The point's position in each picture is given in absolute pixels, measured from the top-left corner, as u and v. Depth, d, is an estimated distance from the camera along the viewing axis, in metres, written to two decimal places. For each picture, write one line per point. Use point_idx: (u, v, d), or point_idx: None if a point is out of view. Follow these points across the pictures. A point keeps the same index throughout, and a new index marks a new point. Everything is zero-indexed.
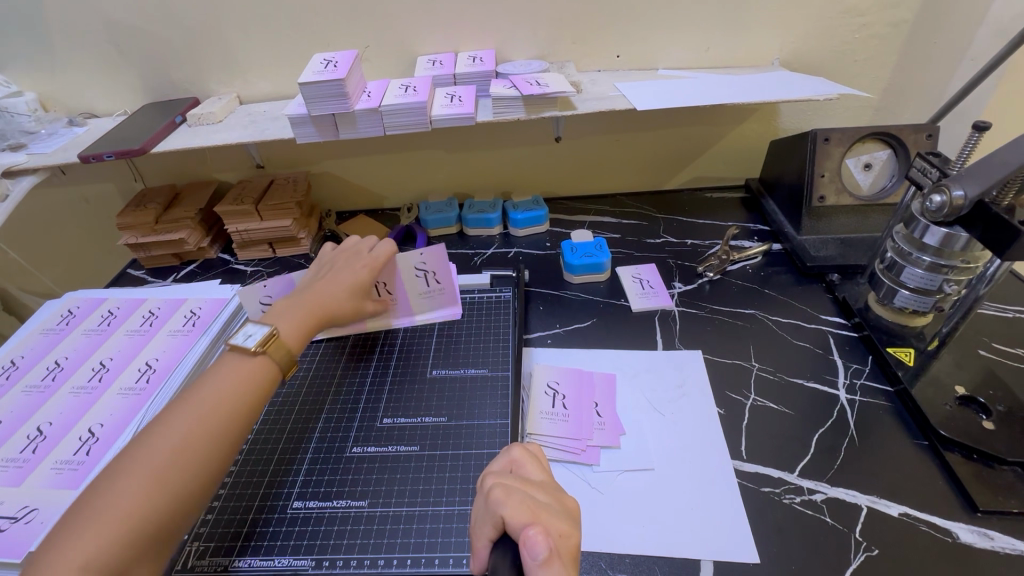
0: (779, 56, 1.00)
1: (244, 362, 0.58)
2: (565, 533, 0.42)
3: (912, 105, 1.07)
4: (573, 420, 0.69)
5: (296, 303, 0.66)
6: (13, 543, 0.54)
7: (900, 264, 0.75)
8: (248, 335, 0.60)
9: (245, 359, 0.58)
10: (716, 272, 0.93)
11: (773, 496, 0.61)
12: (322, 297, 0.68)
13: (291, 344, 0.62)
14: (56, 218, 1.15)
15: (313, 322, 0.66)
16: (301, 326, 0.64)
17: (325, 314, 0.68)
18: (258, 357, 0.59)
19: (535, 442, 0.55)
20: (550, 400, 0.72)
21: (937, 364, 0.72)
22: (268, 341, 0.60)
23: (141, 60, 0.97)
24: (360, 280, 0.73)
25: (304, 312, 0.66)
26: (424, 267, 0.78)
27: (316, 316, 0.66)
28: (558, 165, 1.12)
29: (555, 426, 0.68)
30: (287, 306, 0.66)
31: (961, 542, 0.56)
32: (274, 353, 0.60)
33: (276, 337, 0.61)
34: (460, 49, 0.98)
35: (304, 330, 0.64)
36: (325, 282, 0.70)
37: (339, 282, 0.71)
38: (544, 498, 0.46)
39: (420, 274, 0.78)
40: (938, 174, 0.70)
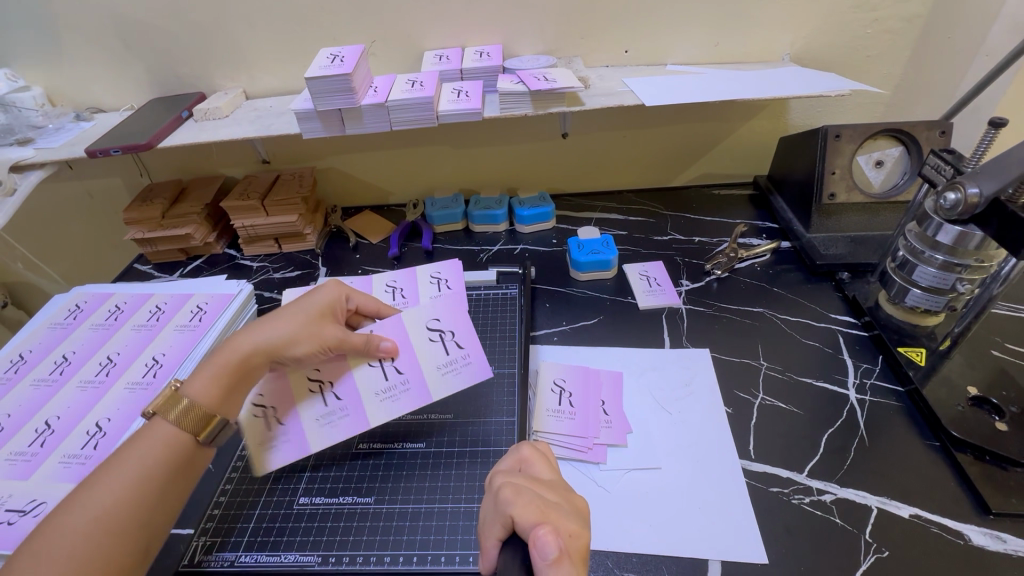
0: (789, 51, 0.99)
1: (148, 429, 0.53)
2: (574, 534, 0.42)
3: (924, 102, 1.05)
4: (580, 418, 0.69)
5: (207, 361, 0.58)
6: (22, 536, 0.55)
7: (912, 262, 0.74)
8: (156, 395, 0.56)
9: (146, 426, 0.53)
10: (724, 270, 0.93)
11: (782, 496, 0.60)
12: (226, 353, 0.57)
13: (202, 402, 0.54)
14: (63, 213, 1.15)
15: (220, 378, 0.56)
16: (210, 382, 0.55)
17: (238, 358, 0.57)
18: (156, 418, 0.54)
19: (543, 441, 0.55)
20: (557, 397, 0.72)
21: (948, 364, 0.71)
22: (164, 400, 0.54)
23: (147, 55, 0.97)
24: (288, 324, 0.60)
25: (209, 367, 0.57)
26: (438, 326, 0.63)
27: (223, 369, 0.56)
28: (564, 161, 1.12)
29: (562, 424, 0.68)
30: (206, 362, 0.59)
31: (973, 544, 0.55)
32: (171, 411, 0.53)
33: (178, 391, 0.55)
34: (467, 44, 0.98)
35: (213, 386, 0.55)
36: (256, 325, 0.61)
37: (270, 325, 0.60)
38: (553, 497, 0.45)
39: (434, 335, 0.63)
40: (953, 172, 0.69)
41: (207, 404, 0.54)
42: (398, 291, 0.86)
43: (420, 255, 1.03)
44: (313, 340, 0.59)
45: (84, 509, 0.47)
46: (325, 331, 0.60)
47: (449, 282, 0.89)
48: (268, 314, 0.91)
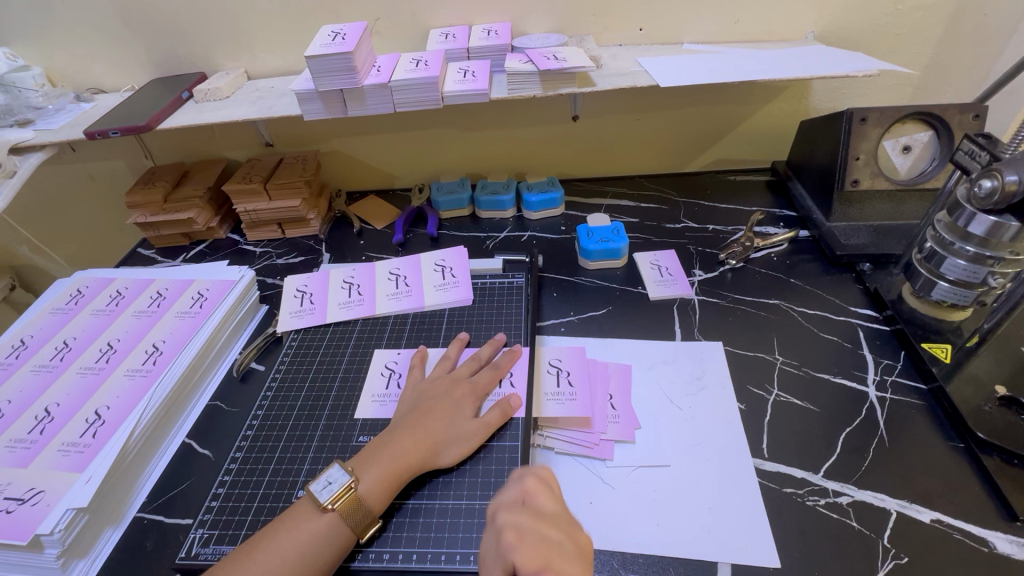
0: (813, 29, 0.93)
1: (312, 521, 0.52)
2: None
3: (954, 85, 1.00)
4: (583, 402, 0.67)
5: (373, 453, 0.58)
6: (19, 525, 0.54)
7: (940, 254, 0.71)
8: (327, 484, 0.54)
9: (315, 516, 0.53)
10: (739, 260, 0.89)
11: (796, 497, 0.58)
12: (398, 449, 0.58)
13: (368, 504, 0.54)
14: (66, 195, 1.14)
15: (393, 480, 0.56)
16: (381, 482, 0.55)
17: (408, 473, 0.57)
18: (328, 515, 0.52)
19: (546, 469, 0.52)
20: (554, 379, 0.70)
21: (974, 361, 0.68)
22: (343, 497, 0.53)
23: (146, 33, 0.95)
24: (452, 432, 0.60)
25: (384, 460, 0.57)
26: (558, 364, 0.73)
27: (396, 470, 0.56)
28: (574, 145, 1.08)
29: (562, 407, 0.66)
30: (371, 448, 0.59)
31: (998, 551, 0.53)
32: (346, 512, 0.53)
33: (355, 491, 0.54)
34: (473, 22, 0.94)
35: (384, 489, 0.55)
36: (426, 414, 0.61)
37: (453, 419, 0.61)
38: (558, 540, 0.44)
39: (552, 370, 0.72)
40: (989, 158, 0.64)
41: (375, 507, 0.54)
42: (403, 279, 0.86)
43: (425, 241, 1.00)
44: (473, 442, 0.60)
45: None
46: (480, 421, 0.62)
47: (454, 271, 0.86)
48: (270, 301, 0.89)
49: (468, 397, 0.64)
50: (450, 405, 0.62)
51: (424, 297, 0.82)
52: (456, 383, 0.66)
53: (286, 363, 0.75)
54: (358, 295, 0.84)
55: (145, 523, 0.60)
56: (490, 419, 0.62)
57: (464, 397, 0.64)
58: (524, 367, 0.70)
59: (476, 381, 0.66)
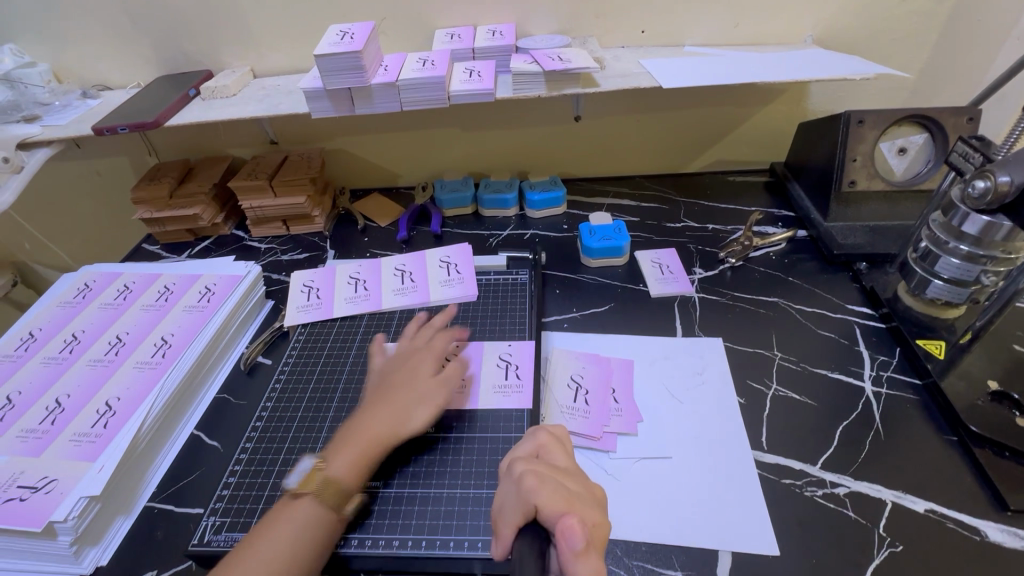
0: (812, 32, 0.95)
1: (291, 508, 0.54)
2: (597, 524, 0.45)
3: (950, 88, 1.02)
4: (597, 418, 0.67)
5: (339, 435, 0.60)
6: (32, 512, 0.55)
7: (935, 253, 0.73)
8: (298, 472, 0.59)
9: (292, 503, 0.55)
10: (738, 259, 0.91)
11: (794, 488, 0.60)
12: (363, 424, 0.60)
13: (341, 480, 0.56)
14: (70, 192, 1.15)
15: (365, 457, 0.58)
16: (354, 461, 0.57)
17: (382, 446, 0.59)
18: (301, 499, 0.55)
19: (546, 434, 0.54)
20: (572, 394, 0.69)
21: (968, 357, 0.70)
22: (310, 479, 0.56)
23: (154, 31, 0.95)
24: (415, 403, 0.62)
25: (350, 439, 0.59)
26: (580, 380, 0.71)
27: (363, 446, 0.58)
28: (577, 145, 1.09)
29: (578, 424, 0.66)
30: (342, 432, 0.60)
31: (989, 540, 0.54)
32: (315, 491, 0.55)
33: (321, 471, 0.57)
34: (479, 22, 0.95)
35: (356, 466, 0.57)
36: (386, 389, 0.64)
37: (415, 383, 0.64)
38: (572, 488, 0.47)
39: (573, 385, 0.71)
40: (982, 160, 0.66)
41: (353, 484, 0.56)
42: (409, 275, 0.87)
43: (429, 238, 1.02)
44: (440, 399, 0.63)
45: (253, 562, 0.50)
46: (439, 379, 0.65)
47: (458, 267, 0.87)
48: (276, 296, 0.90)
49: (425, 364, 0.67)
50: (408, 376, 0.65)
51: (429, 293, 0.84)
52: (413, 352, 0.69)
53: (294, 357, 0.76)
54: (364, 290, 0.85)
55: (156, 512, 0.61)
56: (450, 375, 0.66)
57: (423, 362, 0.67)
58: (526, 358, 0.72)
59: (432, 353, 0.69)
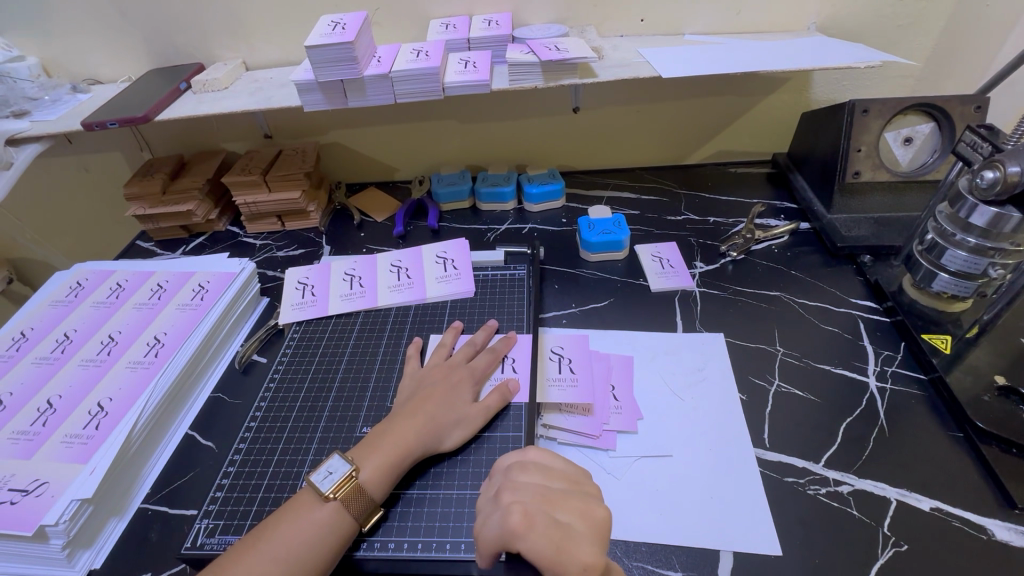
0: (816, 19, 0.93)
1: (315, 510, 0.52)
2: (590, 564, 0.42)
3: (957, 76, 0.99)
4: (583, 385, 0.67)
5: (372, 442, 0.58)
6: (23, 515, 0.54)
7: (941, 246, 0.71)
8: (328, 474, 0.54)
9: (318, 506, 0.53)
10: (740, 252, 0.89)
11: (797, 487, 0.59)
12: (398, 435, 0.58)
13: (370, 491, 0.54)
14: (63, 188, 1.13)
15: (392, 466, 0.56)
16: (381, 469, 0.55)
17: (409, 458, 0.57)
18: (330, 504, 0.52)
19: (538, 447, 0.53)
20: (556, 365, 0.71)
21: (974, 352, 0.68)
22: (345, 487, 0.53)
23: (142, 23, 0.93)
24: (451, 419, 0.60)
25: (382, 449, 0.57)
26: (560, 352, 0.73)
27: (396, 456, 0.56)
28: (575, 137, 1.08)
29: (565, 392, 0.66)
30: (371, 437, 0.58)
31: (996, 539, 0.53)
32: (348, 501, 0.53)
33: (356, 480, 0.54)
34: (474, 12, 0.93)
35: (383, 475, 0.55)
36: (425, 399, 0.62)
37: (453, 403, 0.62)
38: (564, 520, 0.45)
39: (555, 357, 0.72)
40: (991, 149, 0.64)
41: (378, 496, 0.55)
42: (404, 272, 0.86)
43: (426, 233, 1.00)
44: (474, 423, 0.61)
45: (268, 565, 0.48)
46: (479, 405, 0.62)
47: (456, 263, 0.86)
48: (271, 293, 0.89)
49: (466, 380, 0.65)
50: (449, 388, 0.63)
51: (425, 289, 0.82)
52: (453, 369, 0.66)
53: (288, 356, 0.75)
54: (359, 287, 0.84)
55: (149, 514, 0.60)
56: (490, 402, 0.63)
57: (463, 381, 0.64)
58: (524, 350, 0.71)
59: (474, 365, 0.67)
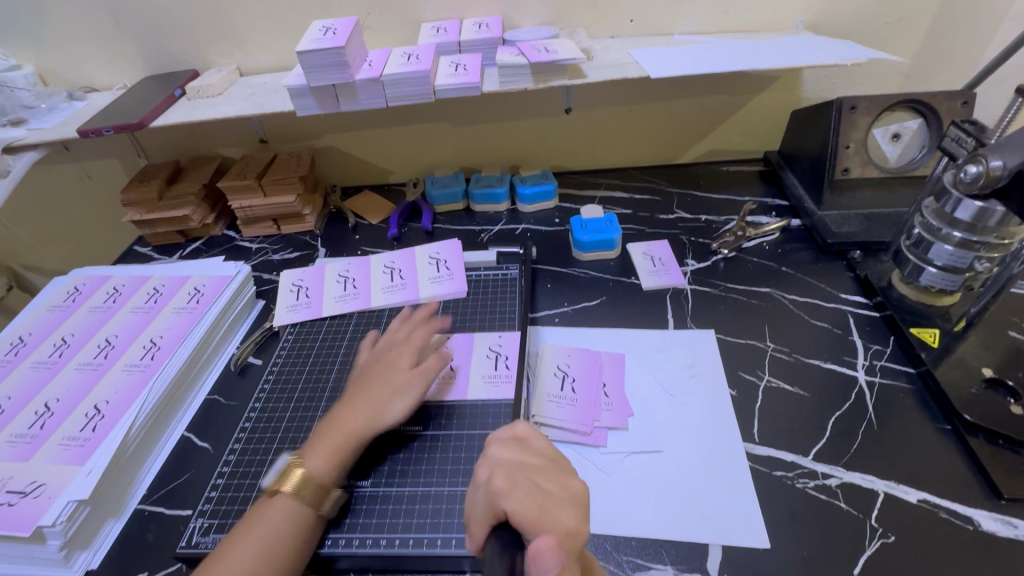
0: (804, 18, 0.94)
1: (304, 505, 0.53)
2: (572, 530, 0.38)
3: (946, 72, 1.00)
4: (582, 404, 0.67)
5: (315, 434, 0.59)
6: (21, 516, 0.55)
7: (928, 240, 0.72)
8: (278, 471, 0.56)
9: (308, 501, 0.53)
10: (731, 249, 0.90)
11: (786, 480, 0.59)
12: (333, 421, 0.59)
13: None
14: (60, 195, 1.14)
15: None
16: None
17: (354, 441, 0.58)
18: (319, 498, 0.53)
19: (523, 422, 0.49)
20: (558, 382, 0.70)
21: (963, 345, 0.69)
22: (330, 481, 0.54)
23: (137, 30, 0.94)
24: None
25: (319, 437, 0.58)
26: (565, 369, 0.72)
27: None
28: (567, 138, 1.09)
29: (564, 411, 0.66)
30: (316, 430, 0.60)
31: (982, 529, 0.54)
32: None
33: (303, 469, 0.55)
34: (465, 15, 0.94)
35: None
36: (413, 395, 0.62)
37: None
38: (548, 488, 0.42)
39: (559, 373, 0.71)
40: (975, 144, 0.65)
41: (330, 480, 0.56)
42: (397, 272, 0.87)
43: (420, 235, 1.01)
44: (416, 391, 0.63)
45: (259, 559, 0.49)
46: (417, 371, 0.64)
47: (448, 264, 0.87)
48: (267, 296, 0.90)
49: None
50: None
51: (419, 290, 0.83)
52: (392, 347, 0.68)
53: (283, 356, 0.76)
54: (353, 288, 0.85)
55: (146, 514, 0.61)
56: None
57: (454, 376, 0.65)
58: (516, 347, 0.72)
59: None
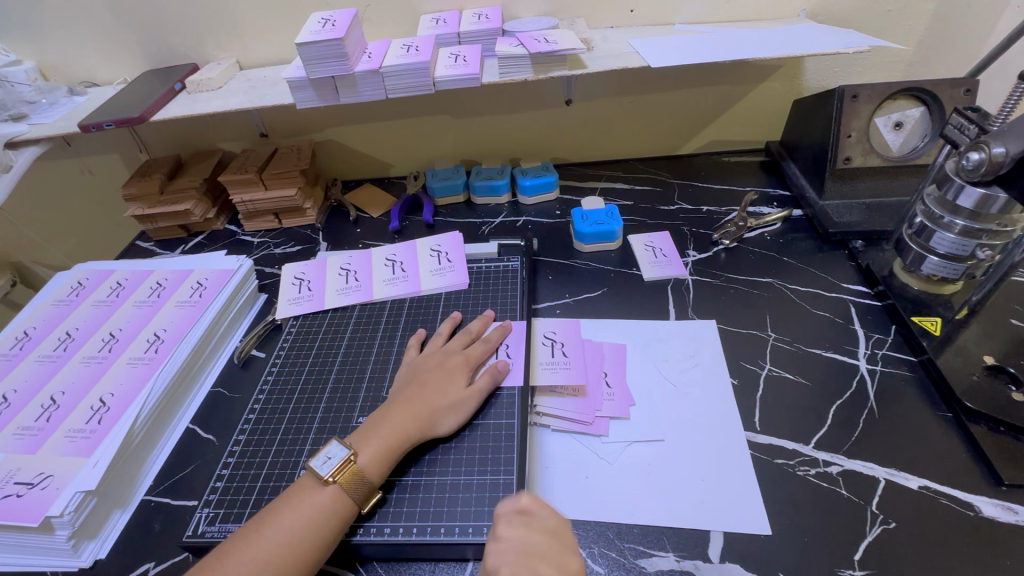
0: (805, 7, 0.93)
1: (315, 495, 0.53)
2: None
3: (948, 59, 1.00)
4: (573, 368, 0.69)
5: (371, 427, 0.59)
6: (30, 506, 0.56)
7: (930, 228, 0.71)
8: (327, 459, 0.55)
9: (319, 491, 0.53)
10: (732, 240, 0.90)
11: (787, 468, 0.60)
12: (396, 420, 0.59)
13: (367, 474, 0.55)
14: (63, 190, 1.15)
15: (391, 453, 0.57)
16: (381, 455, 0.57)
17: (406, 443, 0.58)
18: (330, 488, 0.53)
19: (528, 492, 0.49)
20: (549, 349, 0.73)
21: (965, 333, 0.69)
22: (344, 471, 0.54)
23: (137, 24, 0.94)
24: (445, 405, 0.62)
25: (381, 435, 0.58)
26: (553, 337, 0.75)
27: (395, 442, 0.58)
28: (568, 130, 1.08)
29: (558, 375, 0.68)
30: (368, 424, 0.60)
31: (983, 515, 0.54)
32: (347, 484, 0.54)
33: (356, 465, 0.55)
34: (464, 6, 0.93)
35: (382, 460, 0.57)
36: (422, 388, 0.62)
37: (447, 388, 0.63)
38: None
39: (548, 342, 0.74)
40: (977, 131, 0.65)
41: (376, 478, 0.56)
42: (399, 265, 0.87)
43: (421, 227, 1.01)
44: (467, 407, 0.63)
45: (270, 548, 0.49)
46: (473, 390, 0.64)
47: (449, 256, 0.87)
48: (269, 290, 0.90)
49: (461, 366, 0.66)
50: (445, 375, 0.64)
51: (420, 282, 0.83)
52: (449, 355, 0.68)
53: (287, 349, 0.76)
54: (355, 281, 0.85)
55: (153, 505, 0.62)
56: (482, 387, 0.64)
57: (458, 367, 0.66)
58: (518, 337, 0.73)
59: (469, 352, 0.68)
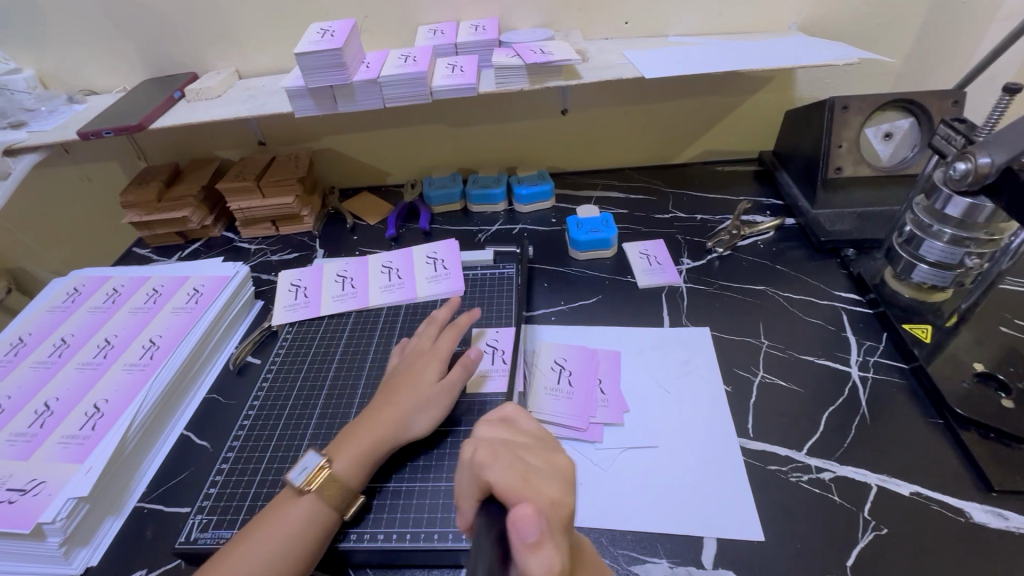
0: (796, 20, 0.95)
1: (293, 507, 0.53)
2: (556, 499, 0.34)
3: (936, 72, 1.02)
4: (577, 397, 0.68)
5: (346, 434, 0.59)
6: (22, 512, 0.55)
7: (919, 237, 0.73)
8: (303, 468, 0.55)
9: (296, 502, 0.54)
10: (726, 248, 0.91)
11: (779, 474, 0.60)
12: (371, 427, 0.59)
13: (344, 480, 0.55)
14: (60, 197, 1.15)
15: (365, 458, 0.57)
16: (356, 460, 0.57)
17: (382, 447, 0.58)
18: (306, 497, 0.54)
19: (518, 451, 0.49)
20: (555, 375, 0.71)
21: (955, 340, 0.70)
22: (318, 478, 0.54)
23: (138, 33, 0.95)
24: (414, 400, 0.61)
25: (354, 441, 0.58)
26: (563, 363, 0.73)
27: (368, 446, 0.58)
28: (564, 140, 1.10)
29: (559, 403, 0.67)
30: (343, 433, 0.60)
31: (973, 521, 0.54)
32: (322, 492, 0.54)
33: (330, 471, 0.55)
34: (462, 18, 0.95)
35: (358, 466, 0.56)
36: (394, 391, 0.62)
37: (417, 388, 0.62)
38: None
39: (557, 367, 0.72)
40: (963, 142, 0.66)
41: (354, 483, 0.56)
42: (395, 272, 0.87)
43: (418, 235, 1.01)
44: (438, 402, 0.62)
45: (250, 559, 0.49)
46: (442, 383, 0.63)
47: (445, 263, 0.88)
48: (265, 297, 0.90)
49: (430, 361, 0.65)
50: (414, 375, 0.64)
51: (416, 289, 0.84)
52: (419, 354, 0.67)
53: (282, 355, 0.76)
54: (349, 288, 0.85)
55: (145, 512, 0.61)
56: (452, 378, 0.64)
57: (426, 364, 0.65)
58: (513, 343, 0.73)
59: (437, 347, 0.68)
